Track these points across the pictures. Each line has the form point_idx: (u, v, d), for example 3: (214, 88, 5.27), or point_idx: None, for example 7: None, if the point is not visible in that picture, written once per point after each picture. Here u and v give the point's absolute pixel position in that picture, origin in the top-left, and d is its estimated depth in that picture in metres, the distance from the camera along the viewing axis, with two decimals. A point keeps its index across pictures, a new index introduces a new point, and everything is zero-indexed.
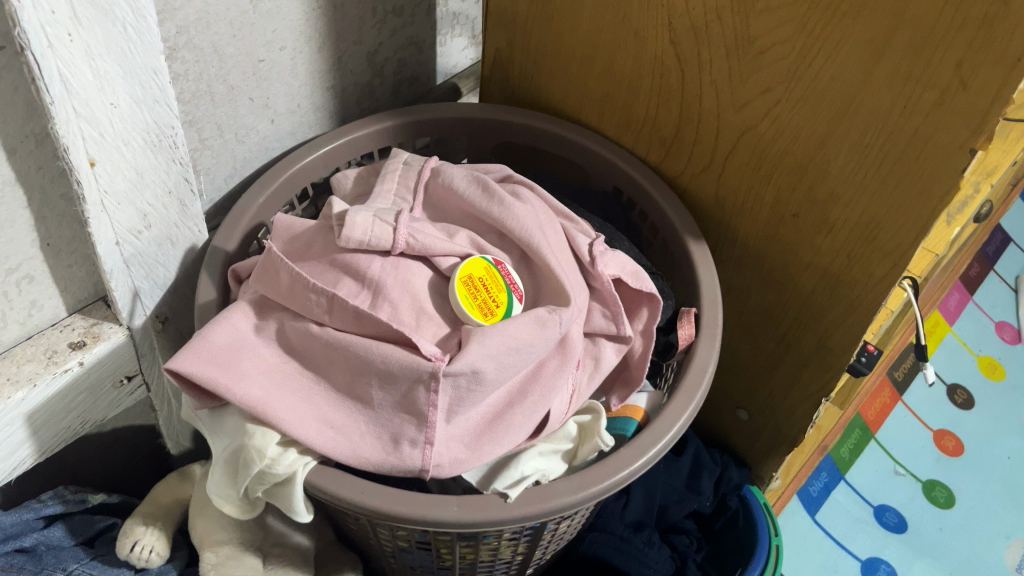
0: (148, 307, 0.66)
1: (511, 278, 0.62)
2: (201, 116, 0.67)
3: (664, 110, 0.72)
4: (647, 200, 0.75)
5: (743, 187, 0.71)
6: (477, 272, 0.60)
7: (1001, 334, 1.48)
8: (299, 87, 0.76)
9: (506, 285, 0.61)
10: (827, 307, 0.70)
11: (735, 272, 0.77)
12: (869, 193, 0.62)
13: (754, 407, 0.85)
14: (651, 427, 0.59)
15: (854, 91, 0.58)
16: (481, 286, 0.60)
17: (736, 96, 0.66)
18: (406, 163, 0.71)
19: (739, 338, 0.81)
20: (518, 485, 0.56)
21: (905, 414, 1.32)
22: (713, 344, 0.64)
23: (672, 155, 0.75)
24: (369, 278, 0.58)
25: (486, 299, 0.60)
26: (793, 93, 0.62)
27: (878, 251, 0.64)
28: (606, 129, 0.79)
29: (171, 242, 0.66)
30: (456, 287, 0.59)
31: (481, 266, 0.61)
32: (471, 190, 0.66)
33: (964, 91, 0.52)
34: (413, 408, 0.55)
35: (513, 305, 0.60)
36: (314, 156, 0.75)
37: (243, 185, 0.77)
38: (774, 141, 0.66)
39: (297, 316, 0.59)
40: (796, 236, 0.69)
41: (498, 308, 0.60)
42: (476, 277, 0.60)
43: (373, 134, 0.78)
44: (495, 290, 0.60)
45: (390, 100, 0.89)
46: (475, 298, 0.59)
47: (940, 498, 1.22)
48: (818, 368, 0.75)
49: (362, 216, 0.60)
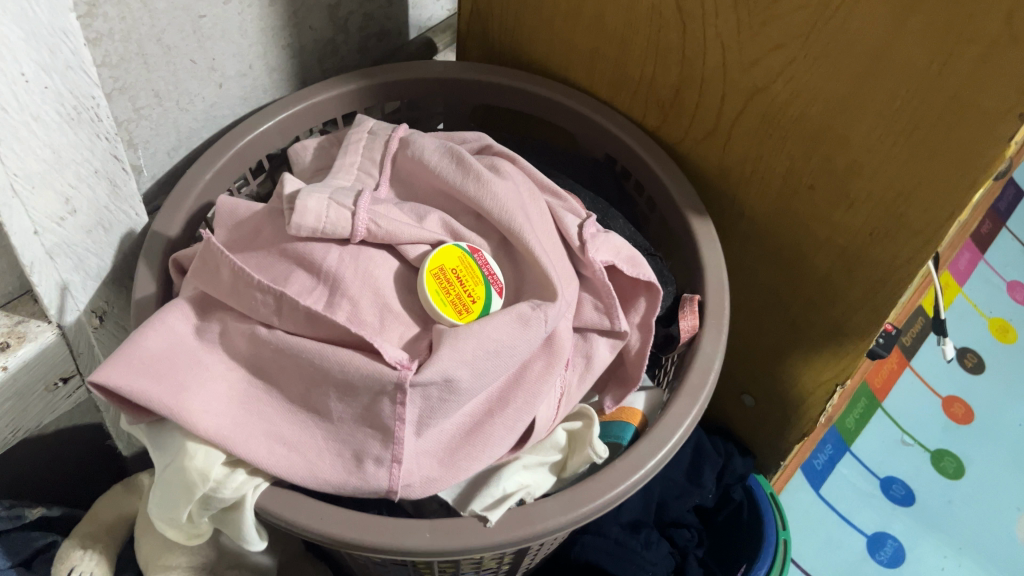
0: (81, 302, 0.59)
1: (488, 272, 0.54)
2: (132, 82, 0.59)
3: (662, 69, 0.64)
4: (643, 169, 0.67)
5: (751, 157, 0.63)
6: (447, 264, 0.53)
7: (1013, 294, 1.41)
8: (250, 46, 0.67)
9: (482, 279, 0.53)
10: (845, 290, 0.63)
11: (742, 249, 0.69)
12: (897, 162, 0.54)
13: (759, 394, 0.78)
14: (649, 436, 0.52)
15: (882, 48, 0.50)
16: (455, 276, 0.53)
17: (744, 53, 0.58)
18: (371, 133, 0.62)
19: (745, 320, 0.74)
20: (500, 505, 0.50)
21: (912, 380, 1.25)
22: (720, 336, 0.57)
23: (671, 120, 0.67)
24: (325, 271, 0.51)
25: (461, 294, 0.52)
26: (810, 49, 0.54)
27: (905, 228, 0.56)
28: (597, 90, 0.71)
29: (103, 228, 0.58)
30: (426, 282, 0.52)
31: (455, 255, 0.53)
32: (444, 165, 0.58)
33: (1016, 47, 0.45)
34: (378, 423, 0.48)
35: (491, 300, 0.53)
36: (268, 125, 0.66)
37: (190, 160, 0.69)
38: (788, 104, 0.57)
39: (243, 317, 0.51)
40: (810, 211, 0.61)
41: (474, 303, 0.52)
42: (449, 269, 0.53)
43: (335, 98, 0.69)
44: (471, 284, 0.53)
45: (357, 59, 0.80)
46: (448, 293, 0.52)
47: (948, 468, 1.17)
48: (831, 354, 0.68)
49: (315, 199, 0.52)
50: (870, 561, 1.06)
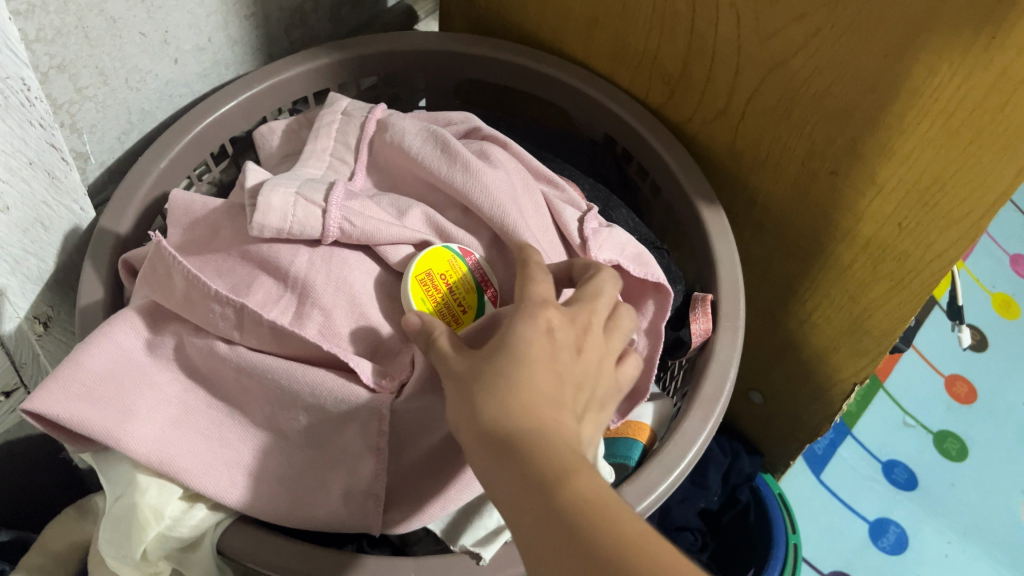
0: (21, 308, 0.52)
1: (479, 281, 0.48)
2: (72, 58, 0.52)
3: (667, 39, 0.57)
4: (647, 153, 0.61)
5: (766, 138, 0.57)
6: (438, 269, 0.47)
7: (1016, 268, 1.35)
8: (208, 17, 0.60)
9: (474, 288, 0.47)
10: (868, 283, 0.58)
11: (754, 238, 0.64)
12: (933, 147, 0.48)
13: (768, 390, 0.73)
14: (659, 455, 0.46)
15: (923, 18, 0.44)
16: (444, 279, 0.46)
17: (762, 23, 0.51)
18: (345, 114, 0.56)
19: (754, 312, 0.68)
20: (494, 541, 0.44)
21: (915, 359, 1.21)
22: (735, 340, 0.51)
23: (678, 96, 0.60)
24: (293, 277, 0.45)
25: (449, 303, 0.46)
26: (839, 19, 0.47)
27: (940, 218, 0.51)
28: (594, 63, 0.64)
29: (43, 226, 0.51)
30: (410, 289, 0.46)
31: (445, 259, 0.47)
32: (427, 152, 0.52)
33: None
34: (356, 450, 0.43)
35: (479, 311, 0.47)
36: (231, 104, 0.59)
37: (144, 144, 0.62)
38: (811, 81, 0.51)
39: (200, 330, 0.45)
40: (831, 199, 0.56)
41: (465, 312, 0.47)
42: (437, 274, 0.47)
43: (305, 74, 0.63)
44: (463, 292, 0.47)
45: (329, 29, 0.73)
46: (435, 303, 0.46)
47: (952, 450, 1.12)
48: (850, 350, 0.63)
49: (279, 195, 0.46)
50: (873, 548, 1.02)
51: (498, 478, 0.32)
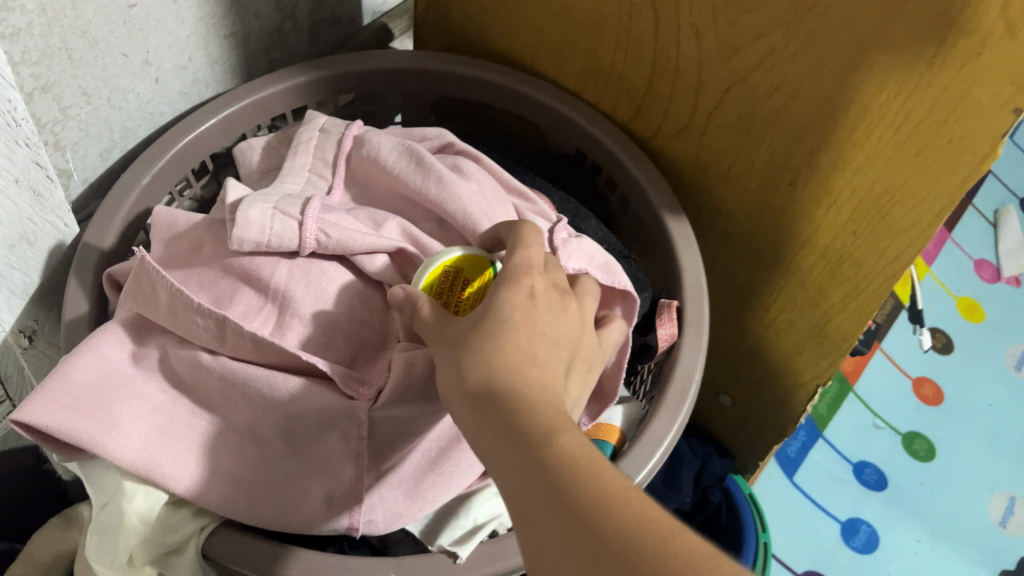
0: (6, 322, 0.53)
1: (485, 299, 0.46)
2: (56, 79, 0.53)
3: (633, 58, 0.60)
4: (616, 166, 0.64)
5: (728, 151, 0.59)
6: (474, 277, 0.46)
7: (980, 273, 1.39)
8: (188, 37, 0.62)
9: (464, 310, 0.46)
10: (827, 289, 0.61)
11: (719, 247, 0.66)
12: (885, 159, 0.51)
13: (737, 393, 0.75)
14: (646, 433, 0.49)
15: (871, 38, 0.46)
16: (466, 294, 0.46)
17: (722, 42, 0.54)
18: (322, 131, 0.58)
19: (721, 318, 0.71)
20: (471, 539, 0.46)
21: (883, 363, 1.24)
22: (700, 344, 0.54)
23: (645, 111, 0.63)
24: (273, 289, 0.47)
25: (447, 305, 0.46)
26: (794, 39, 0.50)
27: (893, 226, 0.54)
28: (564, 79, 0.67)
29: (28, 242, 0.52)
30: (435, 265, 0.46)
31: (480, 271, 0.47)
32: (402, 166, 0.54)
33: (1015, 39, 0.42)
34: (336, 456, 0.45)
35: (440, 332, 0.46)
36: (212, 122, 0.61)
37: (126, 161, 0.63)
38: (769, 97, 0.54)
39: (184, 341, 0.47)
40: (791, 210, 0.58)
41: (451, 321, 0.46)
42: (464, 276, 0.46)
43: (284, 92, 0.64)
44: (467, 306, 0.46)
45: (307, 47, 0.75)
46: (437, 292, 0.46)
47: (920, 451, 1.15)
48: (813, 353, 0.66)
49: (258, 209, 0.47)
50: (845, 548, 1.04)
51: (483, 435, 0.34)
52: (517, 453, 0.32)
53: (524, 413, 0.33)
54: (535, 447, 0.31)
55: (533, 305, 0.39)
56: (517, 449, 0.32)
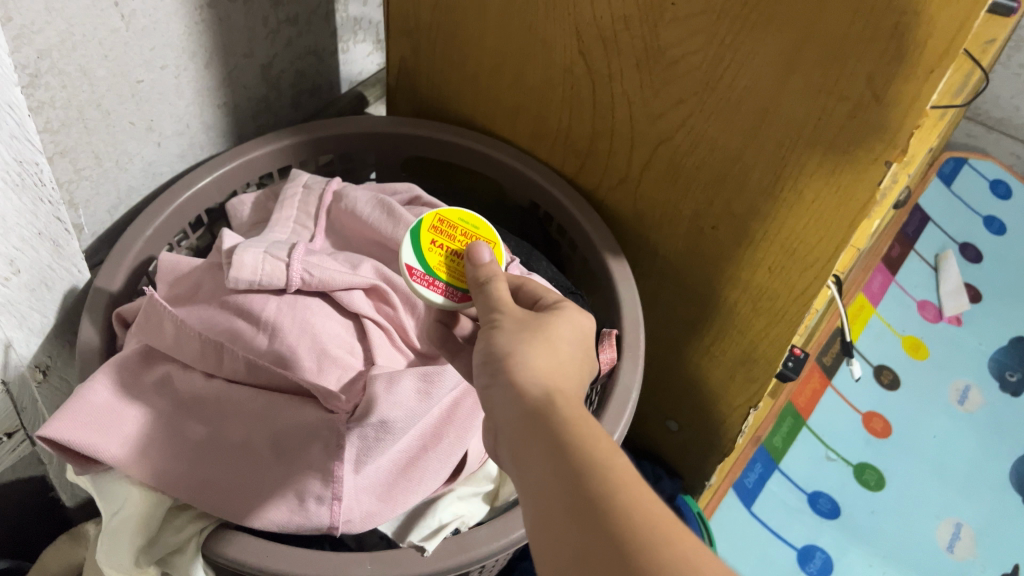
0: (24, 357, 0.60)
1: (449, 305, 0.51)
2: (73, 145, 0.61)
3: (577, 121, 0.69)
4: (564, 215, 0.73)
5: (661, 201, 0.68)
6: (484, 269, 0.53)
7: (923, 313, 1.46)
8: (186, 107, 0.70)
9: (444, 281, 0.52)
10: (751, 319, 0.69)
11: (658, 286, 0.74)
12: (788, 205, 0.60)
13: (683, 419, 0.83)
14: (613, 396, 0.60)
15: (767, 104, 0.56)
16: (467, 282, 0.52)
17: (649, 107, 0.63)
18: (305, 186, 0.66)
19: (665, 350, 0.79)
20: (436, 535, 0.53)
21: (835, 399, 1.31)
22: (637, 366, 0.62)
23: (588, 167, 0.72)
24: (264, 321, 0.55)
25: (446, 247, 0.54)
26: (706, 105, 0.59)
27: (800, 262, 0.62)
28: (518, 140, 0.76)
29: (47, 286, 0.59)
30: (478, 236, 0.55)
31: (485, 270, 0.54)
32: (375, 216, 0.62)
33: (879, 103, 0.51)
34: (319, 464, 0.51)
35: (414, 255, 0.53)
36: (207, 180, 0.69)
37: (130, 216, 0.71)
38: (691, 154, 0.63)
39: (187, 368, 0.55)
40: (716, 251, 0.67)
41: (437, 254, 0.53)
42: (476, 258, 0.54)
43: (271, 153, 0.73)
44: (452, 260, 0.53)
45: (290, 114, 0.84)
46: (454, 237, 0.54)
47: (870, 480, 1.22)
48: (743, 379, 0.74)
49: (251, 253, 0.56)
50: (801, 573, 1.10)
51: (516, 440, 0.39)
52: (527, 447, 0.38)
53: (507, 403, 0.40)
54: (532, 436, 0.38)
55: (574, 327, 0.44)
56: (534, 443, 0.37)
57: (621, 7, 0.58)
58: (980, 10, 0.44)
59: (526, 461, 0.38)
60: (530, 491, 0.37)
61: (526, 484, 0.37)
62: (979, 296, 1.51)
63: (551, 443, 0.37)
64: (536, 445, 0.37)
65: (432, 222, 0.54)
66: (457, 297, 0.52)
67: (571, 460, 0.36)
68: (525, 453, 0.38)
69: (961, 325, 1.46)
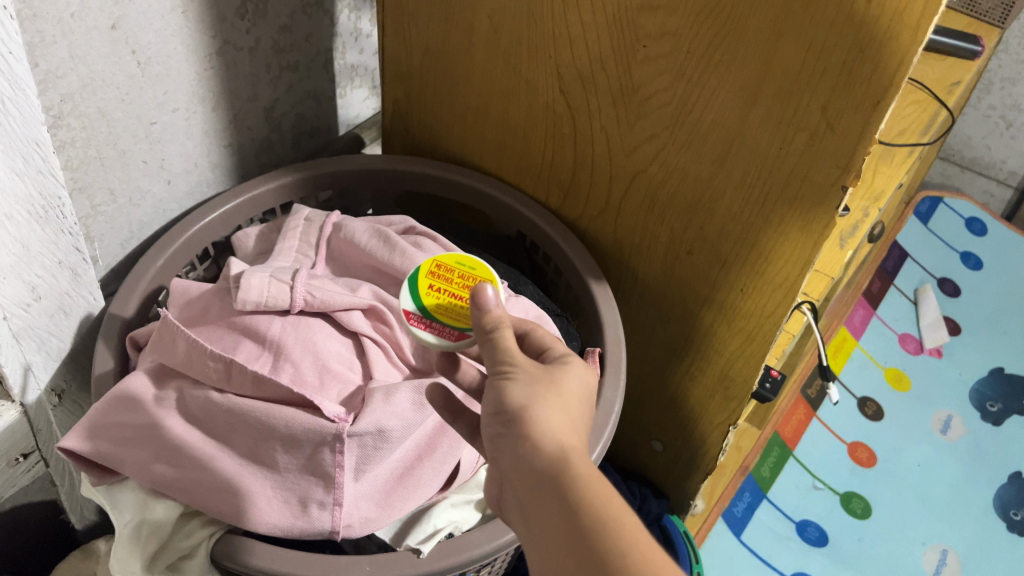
0: (41, 381, 0.62)
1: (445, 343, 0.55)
2: (91, 182, 0.66)
3: (559, 155, 0.74)
4: (550, 244, 0.78)
5: (639, 228, 0.73)
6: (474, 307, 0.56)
7: (905, 345, 1.44)
8: (195, 147, 0.75)
9: (440, 322, 0.56)
10: (727, 338, 0.74)
11: (639, 308, 0.79)
12: (755, 228, 0.64)
13: (667, 439, 0.90)
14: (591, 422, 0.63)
15: (733, 135, 0.60)
16: (463, 321, 0.56)
17: (626, 141, 0.68)
18: (307, 220, 0.71)
19: (648, 372, 0.84)
20: (431, 539, 0.58)
21: (820, 430, 1.28)
22: (618, 382, 0.66)
23: (571, 198, 0.77)
24: (270, 339, 0.59)
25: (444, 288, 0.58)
26: (677, 137, 0.64)
27: (769, 283, 0.67)
28: (506, 175, 0.81)
29: (65, 313, 0.62)
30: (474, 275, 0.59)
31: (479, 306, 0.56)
32: (373, 244, 0.67)
33: (832, 133, 0.55)
34: (322, 470, 0.55)
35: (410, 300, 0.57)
36: (214, 215, 0.74)
37: (141, 249, 0.76)
38: (665, 183, 0.68)
39: (197, 384, 0.58)
40: (692, 274, 0.72)
41: (433, 294, 0.57)
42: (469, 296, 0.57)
43: (273, 190, 0.77)
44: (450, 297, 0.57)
45: (291, 154, 0.89)
46: (453, 276, 0.58)
47: (858, 509, 1.18)
48: (723, 398, 0.79)
49: (258, 276, 0.61)
50: None
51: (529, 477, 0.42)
52: (536, 502, 0.41)
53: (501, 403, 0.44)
54: (545, 485, 0.41)
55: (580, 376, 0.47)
56: (545, 499, 0.41)
57: (598, 50, 0.63)
58: (916, 47, 0.49)
59: (537, 518, 0.41)
60: (543, 549, 0.40)
61: (542, 541, 0.40)
62: (959, 327, 1.48)
63: (560, 505, 0.40)
64: (546, 504, 0.40)
65: (430, 268, 0.58)
66: (454, 336, 0.55)
67: (582, 520, 0.39)
68: (537, 511, 0.41)
69: (943, 356, 1.43)
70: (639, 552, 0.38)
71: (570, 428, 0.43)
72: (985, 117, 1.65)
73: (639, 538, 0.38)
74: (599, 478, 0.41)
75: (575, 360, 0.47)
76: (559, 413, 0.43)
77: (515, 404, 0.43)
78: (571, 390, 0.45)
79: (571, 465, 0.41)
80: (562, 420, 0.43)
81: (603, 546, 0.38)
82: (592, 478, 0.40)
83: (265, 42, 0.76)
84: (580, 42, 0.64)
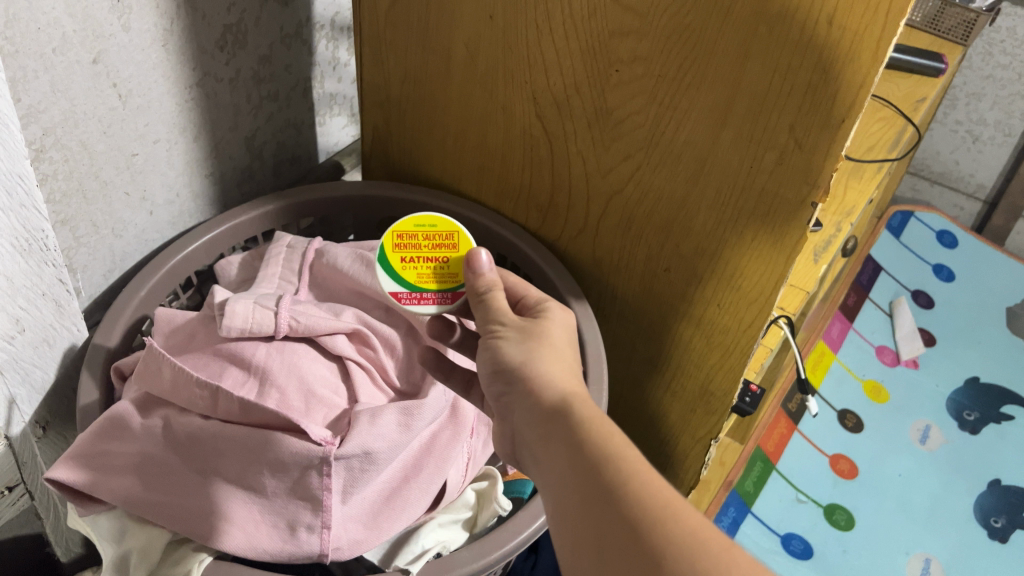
0: (26, 414, 0.63)
1: (444, 308, 0.60)
2: (73, 214, 0.66)
3: (537, 178, 0.75)
4: (530, 266, 0.79)
5: (617, 247, 0.74)
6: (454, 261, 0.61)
7: (882, 357, 1.46)
8: (176, 178, 0.76)
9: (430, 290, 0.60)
10: (707, 354, 0.75)
11: (619, 326, 0.81)
12: (730, 245, 0.66)
13: (650, 454, 0.92)
14: None
15: (705, 155, 0.62)
16: (447, 280, 0.60)
17: (601, 164, 0.69)
18: (289, 247, 0.71)
19: (629, 389, 0.86)
20: (419, 559, 0.60)
21: (802, 443, 1.29)
22: (601, 399, 0.68)
23: (550, 220, 0.78)
24: (255, 365, 0.59)
25: (419, 254, 0.61)
26: (651, 159, 0.66)
27: (745, 298, 0.68)
28: (485, 199, 0.82)
29: (48, 344, 0.62)
30: (435, 223, 0.61)
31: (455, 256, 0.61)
32: (356, 270, 0.68)
33: (800, 150, 0.57)
34: (310, 494, 0.56)
35: (394, 281, 0.61)
36: (197, 244, 0.74)
37: (124, 279, 0.76)
38: (641, 204, 0.69)
39: (183, 412, 0.58)
40: (670, 291, 0.73)
41: (409, 262, 0.61)
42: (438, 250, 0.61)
43: (255, 218, 0.78)
44: (426, 256, 0.61)
45: (272, 182, 0.90)
46: (421, 240, 0.61)
47: (841, 521, 1.19)
48: (704, 411, 0.81)
49: (242, 303, 0.61)
50: None
51: (551, 455, 0.44)
52: (548, 448, 0.44)
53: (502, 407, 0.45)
54: (564, 463, 0.43)
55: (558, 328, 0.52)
56: (562, 468, 0.43)
57: (572, 75, 0.65)
58: (877, 68, 0.51)
59: (551, 462, 0.44)
60: (555, 486, 0.43)
61: (560, 504, 0.42)
62: (934, 339, 1.51)
63: (569, 445, 0.43)
64: (555, 449, 0.44)
65: (393, 241, 0.61)
66: (448, 299, 0.60)
67: (603, 475, 0.41)
68: (549, 455, 0.44)
69: (919, 367, 1.46)
70: (640, 479, 0.40)
71: (568, 375, 0.48)
72: (952, 132, 1.69)
73: (640, 470, 0.41)
74: (620, 440, 0.43)
75: (553, 305, 0.54)
76: (557, 364, 0.49)
77: (514, 361, 0.49)
78: (556, 336, 0.51)
79: (588, 434, 0.43)
80: (561, 369, 0.49)
81: (608, 478, 0.40)
82: (600, 422, 0.44)
83: (245, 72, 0.77)
84: (554, 68, 0.66)
